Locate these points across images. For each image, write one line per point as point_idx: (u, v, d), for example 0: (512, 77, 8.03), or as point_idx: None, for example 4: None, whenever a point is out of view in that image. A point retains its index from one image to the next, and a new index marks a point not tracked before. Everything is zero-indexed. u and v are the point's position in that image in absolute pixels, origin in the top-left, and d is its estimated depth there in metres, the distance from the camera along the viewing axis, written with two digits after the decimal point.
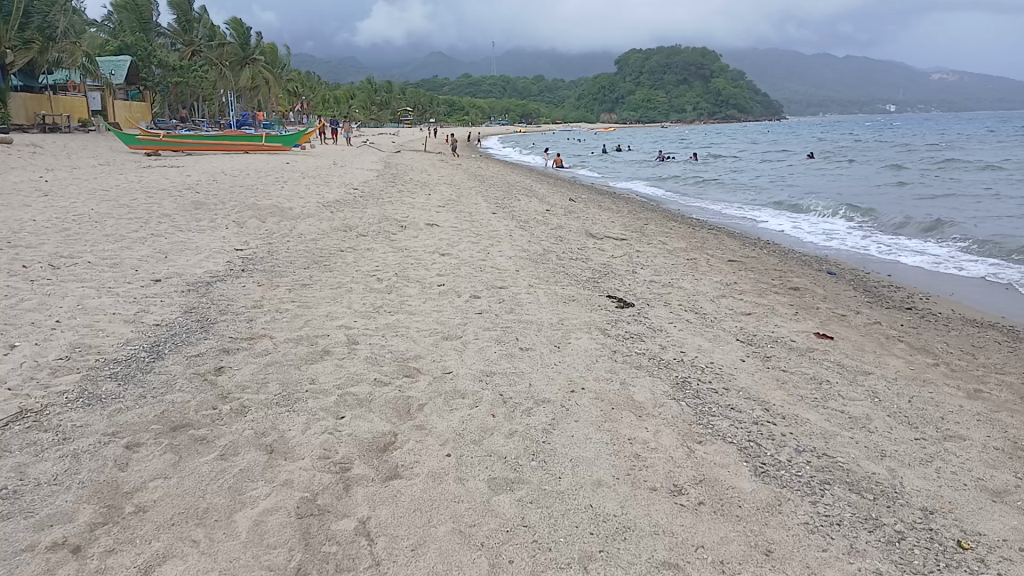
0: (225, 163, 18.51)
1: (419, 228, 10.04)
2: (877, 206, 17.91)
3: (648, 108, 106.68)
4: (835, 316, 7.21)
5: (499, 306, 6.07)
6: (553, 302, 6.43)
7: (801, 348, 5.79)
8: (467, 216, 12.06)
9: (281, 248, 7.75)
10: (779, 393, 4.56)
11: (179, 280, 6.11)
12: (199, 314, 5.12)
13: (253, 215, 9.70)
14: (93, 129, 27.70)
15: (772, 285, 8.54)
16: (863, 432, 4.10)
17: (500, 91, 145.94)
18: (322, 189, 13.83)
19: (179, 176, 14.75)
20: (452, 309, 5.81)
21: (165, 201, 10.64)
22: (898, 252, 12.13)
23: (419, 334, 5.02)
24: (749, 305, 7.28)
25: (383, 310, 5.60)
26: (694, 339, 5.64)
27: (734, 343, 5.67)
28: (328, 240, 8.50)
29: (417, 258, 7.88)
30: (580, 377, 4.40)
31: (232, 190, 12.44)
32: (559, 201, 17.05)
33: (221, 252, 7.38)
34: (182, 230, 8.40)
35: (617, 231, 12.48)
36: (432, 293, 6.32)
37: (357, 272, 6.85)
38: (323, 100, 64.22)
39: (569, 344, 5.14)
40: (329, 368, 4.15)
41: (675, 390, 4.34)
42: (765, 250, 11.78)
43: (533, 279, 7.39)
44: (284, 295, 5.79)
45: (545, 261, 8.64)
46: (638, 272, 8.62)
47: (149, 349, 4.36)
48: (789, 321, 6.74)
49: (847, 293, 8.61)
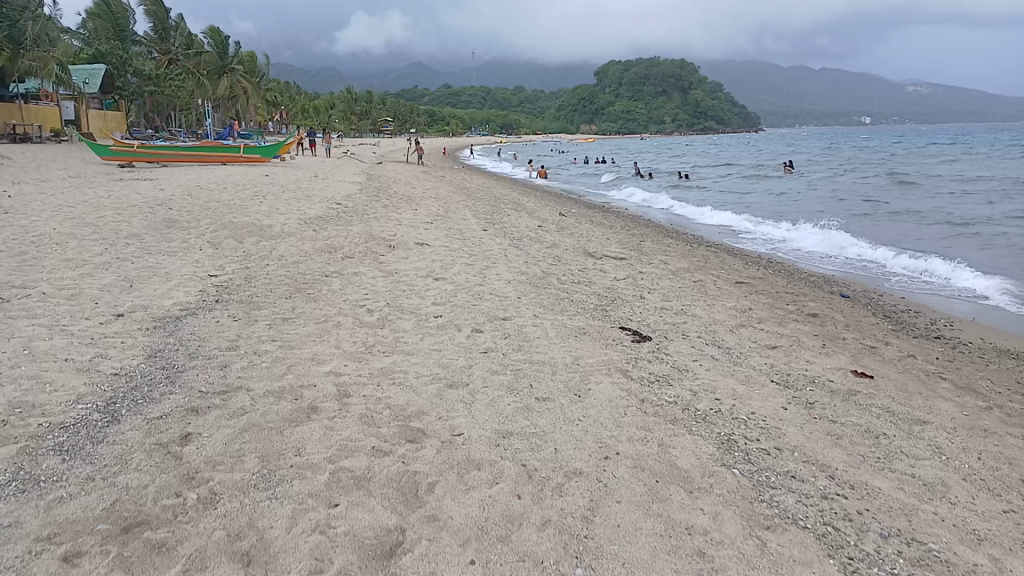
0: (203, 175, 17.78)
1: (409, 248, 9.38)
2: (874, 219, 17.45)
3: (627, 120, 107.07)
4: (866, 350, 6.64)
5: (505, 342, 5.42)
6: (563, 336, 5.79)
7: (843, 392, 5.20)
8: (457, 233, 11.45)
9: (260, 273, 7.08)
10: (838, 455, 3.97)
11: (143, 315, 5.41)
12: (164, 361, 4.43)
13: (228, 234, 9.03)
14: (65, 139, 26.87)
15: (789, 311, 7.98)
16: (945, 505, 3.52)
17: (480, 101, 145.69)
18: (303, 204, 13.19)
19: (153, 189, 14.03)
20: (454, 348, 5.16)
21: (134, 218, 9.94)
22: (907, 271, 11.61)
23: (420, 382, 4.36)
24: (774, 337, 6.69)
25: (377, 349, 4.94)
26: (727, 383, 5.02)
27: (771, 387, 5.07)
28: (312, 263, 7.84)
29: (411, 283, 7.25)
30: (611, 436, 3.77)
31: (207, 206, 11.74)
32: (550, 216, 16.50)
33: (194, 278, 6.70)
34: (152, 252, 7.72)
35: (615, 249, 11.89)
36: (429, 327, 5.67)
37: (344, 302, 6.19)
38: (301, 110, 63.52)
39: (590, 390, 4.49)
40: (316, 432, 3.50)
41: (723, 453, 3.73)
42: (770, 270, 11.24)
43: (537, 307, 6.76)
44: (263, 332, 5.11)
45: (546, 285, 8.02)
46: (646, 296, 8.02)
47: (104, 410, 3.66)
48: (820, 357, 6.15)
49: (869, 320, 8.05)
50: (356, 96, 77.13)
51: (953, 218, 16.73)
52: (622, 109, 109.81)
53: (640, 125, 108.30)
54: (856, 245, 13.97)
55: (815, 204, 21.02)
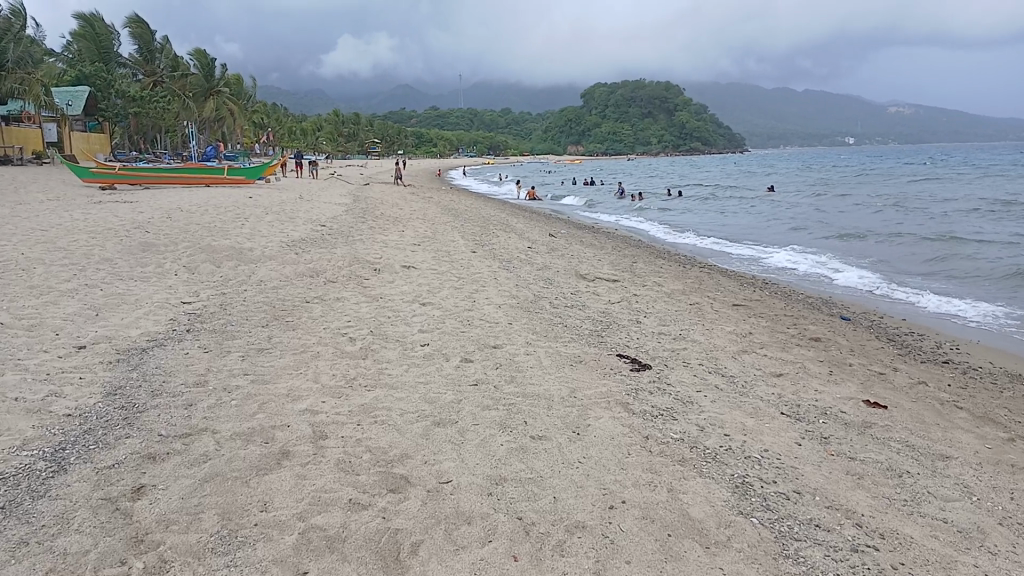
0: (185, 197, 17.43)
1: (395, 271, 9.04)
2: (867, 238, 17.23)
3: (614, 142, 107.72)
4: (875, 378, 6.32)
5: (497, 374, 5.04)
6: (557, 365, 5.43)
7: (858, 426, 4.87)
8: (445, 256, 11.12)
9: (237, 300, 6.70)
10: (863, 499, 3.64)
11: (107, 347, 5.02)
12: (124, 400, 4.04)
13: (206, 258, 8.67)
14: (47, 162, 26.48)
15: (791, 336, 7.67)
16: (985, 556, 3.18)
17: (467, 122, 146.24)
18: (286, 226, 12.82)
19: (132, 212, 13.66)
20: (441, 381, 4.78)
21: (109, 242, 9.54)
22: (904, 292, 11.33)
23: (405, 420, 3.99)
24: (778, 364, 6.36)
25: (358, 383, 4.56)
26: (734, 416, 4.69)
27: (782, 420, 4.74)
28: (293, 288, 7.48)
29: (396, 309, 6.89)
30: (614, 481, 3.42)
31: (186, 228, 11.39)
32: (539, 238, 16.19)
33: (165, 305, 6.33)
34: (123, 278, 7.35)
35: (607, 271, 11.57)
36: (415, 357, 5.31)
37: (324, 330, 5.82)
38: (288, 132, 63.30)
39: (590, 427, 4.14)
40: (287, 482, 3.12)
41: (738, 498, 3.39)
42: (766, 291, 10.95)
43: (529, 334, 6.42)
44: (235, 366, 4.73)
45: (538, 309, 7.67)
46: (642, 320, 7.70)
47: (52, 458, 3.28)
48: (829, 386, 5.82)
49: (873, 345, 7.74)
50: (344, 118, 77.04)
51: (947, 236, 16.55)
52: (608, 131, 110.28)
53: (627, 146, 108.73)
54: (850, 266, 13.71)
55: (806, 223, 20.83)
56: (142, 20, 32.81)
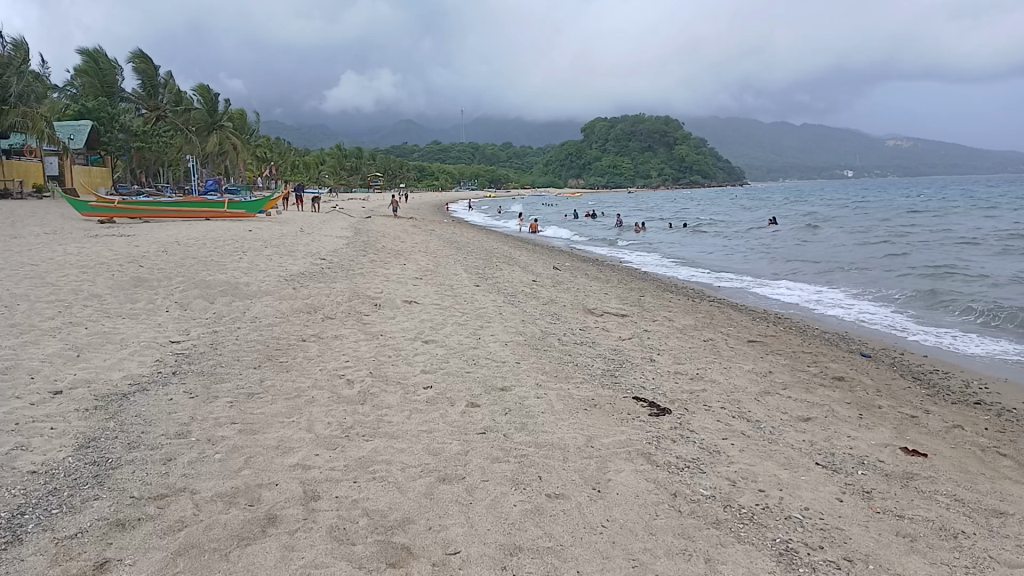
0: (182, 230, 17.14)
1: (396, 307, 8.68)
2: (877, 270, 16.86)
3: (615, 175, 108.11)
4: (908, 422, 5.91)
5: (507, 421, 4.64)
6: (570, 410, 5.02)
7: (901, 478, 4.47)
8: (448, 290, 10.77)
9: (228, 339, 6.33)
10: (920, 567, 3.25)
11: (84, 392, 4.64)
12: (97, 454, 3.66)
13: (200, 293, 8.33)
14: (47, 196, 26.28)
15: (813, 375, 7.28)
16: None
17: (468, 155, 147.00)
18: (284, 261, 12.49)
19: (127, 246, 13.37)
20: (446, 429, 4.39)
21: (100, 277, 9.20)
22: (923, 327, 10.92)
23: (408, 476, 3.60)
24: (804, 407, 5.96)
25: (356, 432, 4.17)
26: (766, 468, 4.30)
27: (819, 472, 4.36)
28: (289, 325, 7.12)
29: (397, 348, 6.51)
30: (644, 550, 3.03)
31: (181, 263, 11.07)
32: (543, 271, 15.85)
33: (152, 345, 5.96)
34: (110, 315, 7.00)
35: (615, 305, 11.19)
36: (417, 402, 4.92)
37: (320, 371, 5.43)
38: (290, 166, 63.50)
39: (611, 483, 3.75)
40: (272, 555, 2.74)
41: (782, 570, 3.00)
42: (779, 326, 10.56)
43: (539, 374, 6.03)
44: (222, 414, 4.35)
45: (546, 347, 7.29)
46: (656, 359, 7.32)
47: (9, 524, 2.90)
48: (862, 432, 5.42)
49: (900, 386, 7.34)
50: (346, 152, 77.38)
51: (958, 270, 16.20)
52: (609, 164, 110.85)
53: (628, 179, 109.07)
54: (862, 300, 13.34)
55: (813, 256, 20.47)
56: (146, 55, 32.88)
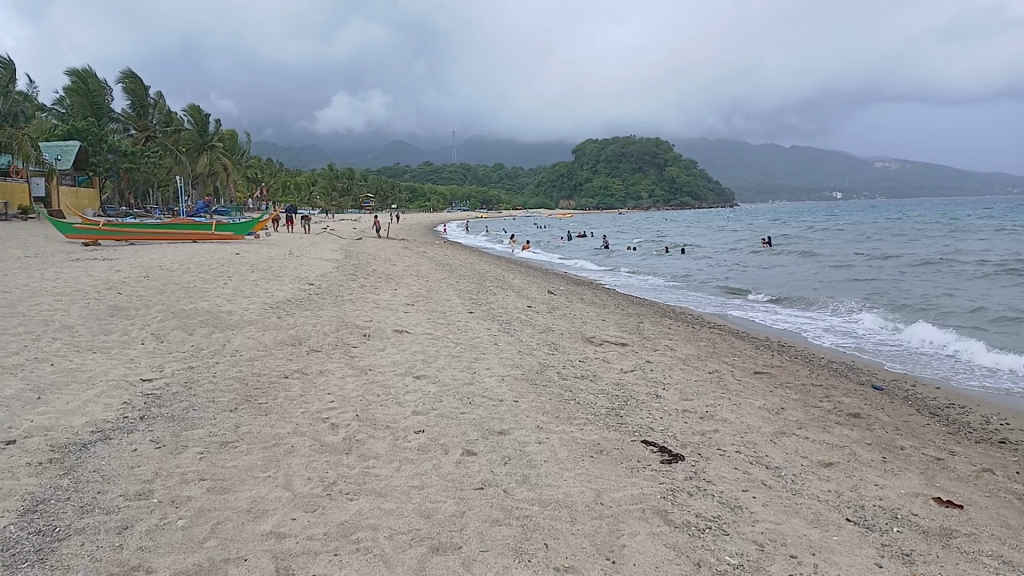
0: (168, 254, 16.67)
1: (386, 337, 8.25)
2: (877, 294, 16.50)
3: (606, 196, 108.27)
4: (934, 466, 5.50)
5: (506, 473, 4.20)
6: (575, 458, 4.59)
7: (942, 536, 4.07)
8: (440, 317, 10.35)
9: (205, 377, 5.88)
10: None
11: (39, 442, 4.18)
12: (43, 522, 3.21)
13: (179, 324, 7.88)
14: (33, 218, 25.77)
15: (827, 413, 6.88)
16: None
17: (460, 176, 147.22)
18: (271, 286, 12.05)
19: (107, 271, 12.88)
20: (439, 484, 3.96)
21: (75, 306, 8.74)
22: (931, 356, 10.53)
23: (397, 548, 3.17)
24: (823, 450, 5.55)
25: (338, 490, 3.74)
26: (794, 528, 3.90)
27: (851, 532, 3.96)
28: (272, 360, 6.67)
29: (386, 385, 6.07)
30: None
31: (162, 289, 10.61)
32: (538, 295, 15.46)
33: (121, 384, 5.50)
34: (80, 349, 6.53)
35: (614, 333, 10.79)
36: (406, 450, 4.48)
37: (302, 415, 4.99)
38: (281, 187, 63.13)
39: (626, 553, 3.34)
40: None
41: None
42: (784, 355, 10.17)
43: (540, 414, 5.61)
44: (189, 469, 3.90)
45: (545, 382, 6.86)
46: (660, 394, 6.90)
47: None
48: (889, 480, 5.01)
49: (918, 423, 6.94)
50: (337, 172, 77.06)
51: (961, 293, 15.87)
52: (601, 185, 111.09)
53: (619, 200, 109.31)
54: (865, 326, 12.96)
55: (811, 278, 20.12)
56: (136, 76, 32.56)
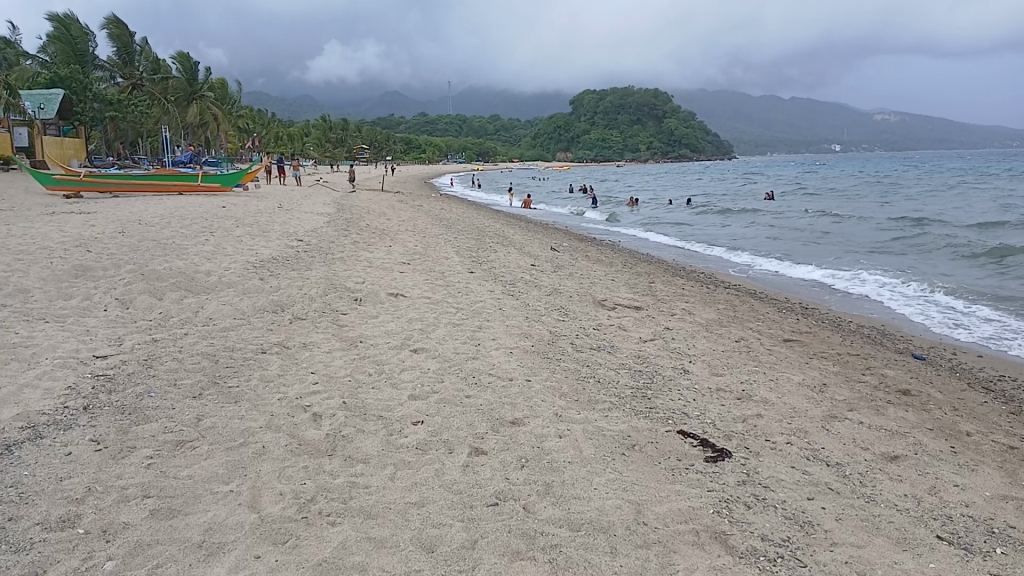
0: (150, 207, 15.80)
1: (379, 302, 7.49)
2: (894, 250, 15.73)
3: (604, 149, 106.94)
4: (1011, 458, 4.76)
5: (526, 482, 3.44)
6: (604, 458, 3.84)
7: None
8: (439, 278, 9.57)
9: (169, 353, 5.08)
10: None
11: None
12: None
13: (148, 287, 7.06)
14: (14, 168, 24.73)
15: (874, 390, 6.14)
16: None
17: (455, 128, 145.12)
18: (256, 243, 11.27)
19: (83, 226, 12.00)
20: (446, 499, 3.19)
21: (39, 266, 7.90)
22: (963, 320, 9.77)
23: None
24: (885, 439, 4.81)
25: (316, 511, 2.98)
26: (881, 552, 3.17)
27: (950, 556, 3.23)
28: (249, 330, 5.88)
29: (380, 362, 5.28)
30: None
31: (136, 247, 9.75)
32: (541, 252, 14.72)
33: (68, 363, 4.70)
34: (31, 318, 5.73)
35: (626, 295, 10.01)
36: (402, 450, 3.71)
37: (280, 403, 4.20)
38: (274, 139, 61.73)
39: None
40: None
41: None
42: (807, 319, 9.45)
43: (558, 398, 4.84)
44: (131, 483, 3.12)
45: (559, 355, 6.09)
46: (687, 367, 6.16)
47: None
48: (970, 479, 4.27)
49: (975, 401, 6.20)
50: (330, 122, 75.35)
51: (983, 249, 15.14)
52: (598, 137, 109.56)
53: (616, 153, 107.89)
54: (883, 285, 12.19)
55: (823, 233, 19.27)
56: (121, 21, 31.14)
